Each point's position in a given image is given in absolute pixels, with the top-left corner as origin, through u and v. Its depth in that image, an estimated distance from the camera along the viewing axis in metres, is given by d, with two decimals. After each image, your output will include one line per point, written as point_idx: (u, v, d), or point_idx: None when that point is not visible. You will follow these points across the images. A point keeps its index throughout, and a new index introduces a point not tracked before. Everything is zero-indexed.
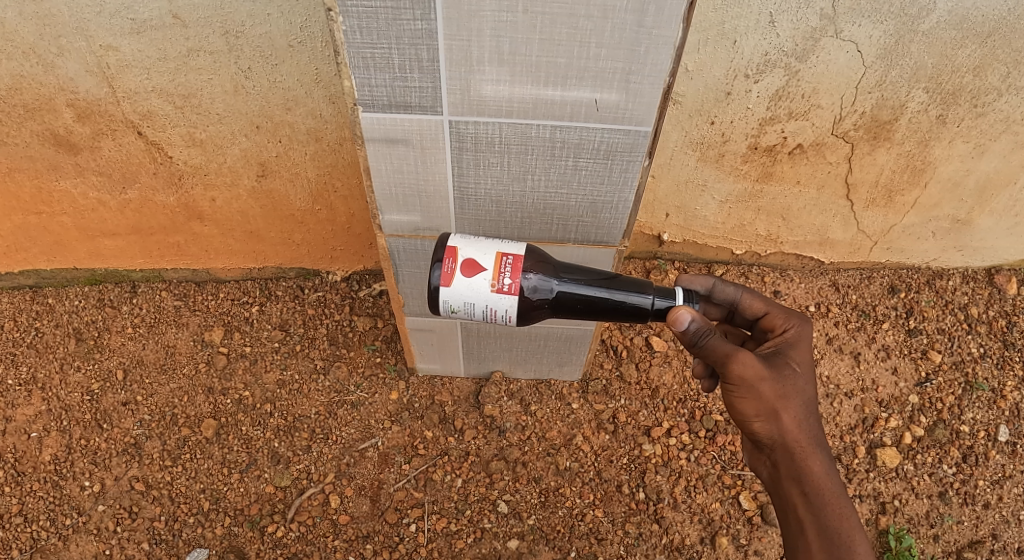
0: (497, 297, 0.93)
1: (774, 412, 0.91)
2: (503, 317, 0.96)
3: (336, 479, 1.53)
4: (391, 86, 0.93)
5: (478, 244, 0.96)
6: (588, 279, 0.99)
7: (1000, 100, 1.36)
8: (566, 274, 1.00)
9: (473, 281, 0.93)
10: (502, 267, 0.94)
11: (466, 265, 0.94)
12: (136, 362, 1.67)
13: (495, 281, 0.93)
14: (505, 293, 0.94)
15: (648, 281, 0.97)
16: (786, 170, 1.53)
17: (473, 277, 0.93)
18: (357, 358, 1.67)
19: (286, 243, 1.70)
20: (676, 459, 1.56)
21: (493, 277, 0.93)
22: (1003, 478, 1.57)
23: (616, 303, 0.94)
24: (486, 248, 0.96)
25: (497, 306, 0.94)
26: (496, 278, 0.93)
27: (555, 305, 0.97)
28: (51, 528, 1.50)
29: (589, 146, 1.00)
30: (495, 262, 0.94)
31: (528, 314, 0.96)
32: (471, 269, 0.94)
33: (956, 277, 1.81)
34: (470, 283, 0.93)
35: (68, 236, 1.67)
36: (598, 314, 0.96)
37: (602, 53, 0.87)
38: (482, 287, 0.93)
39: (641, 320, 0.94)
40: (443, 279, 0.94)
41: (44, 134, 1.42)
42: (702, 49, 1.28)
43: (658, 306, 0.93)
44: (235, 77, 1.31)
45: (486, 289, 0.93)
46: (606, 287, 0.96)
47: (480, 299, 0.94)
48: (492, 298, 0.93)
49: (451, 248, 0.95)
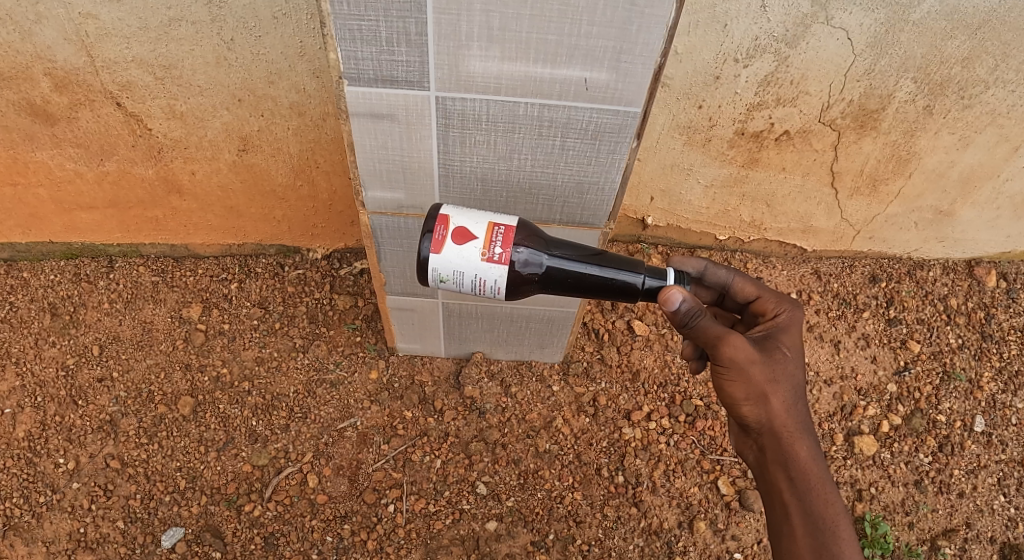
0: (487, 266, 0.92)
1: (764, 396, 0.91)
2: (492, 289, 0.95)
3: (315, 459, 1.52)
4: (377, 59, 0.91)
5: (470, 213, 0.95)
6: (578, 255, 0.98)
7: (987, 92, 1.37)
8: (556, 248, 0.99)
9: (464, 249, 0.92)
10: (494, 236, 0.93)
11: (457, 233, 0.93)
12: (112, 338, 1.64)
13: (486, 251, 0.92)
14: (495, 262, 0.93)
15: (639, 259, 0.96)
16: (772, 157, 1.53)
17: (464, 245, 0.92)
18: (337, 337, 1.65)
19: (266, 219, 1.68)
20: (655, 443, 1.57)
21: (483, 249, 0.92)
22: (978, 468, 1.60)
23: (606, 280, 0.93)
24: (478, 218, 0.95)
25: (486, 277, 0.93)
26: (487, 247, 0.93)
27: (544, 280, 0.96)
28: (24, 505, 1.48)
29: (577, 126, 0.99)
30: (486, 231, 0.93)
31: (517, 287, 0.95)
32: (462, 237, 0.93)
33: (937, 268, 1.83)
34: (460, 251, 0.92)
35: (44, 209, 1.63)
36: (587, 291, 0.95)
37: (594, 31, 0.86)
38: (473, 255, 0.92)
39: (631, 299, 0.94)
40: (433, 246, 0.93)
41: (20, 103, 1.38)
42: (693, 32, 1.27)
43: (649, 285, 0.92)
44: (217, 48, 1.28)
45: (477, 258, 0.92)
46: (598, 263, 0.95)
47: (469, 268, 0.92)
48: (482, 267, 0.92)
49: (442, 215, 0.94)
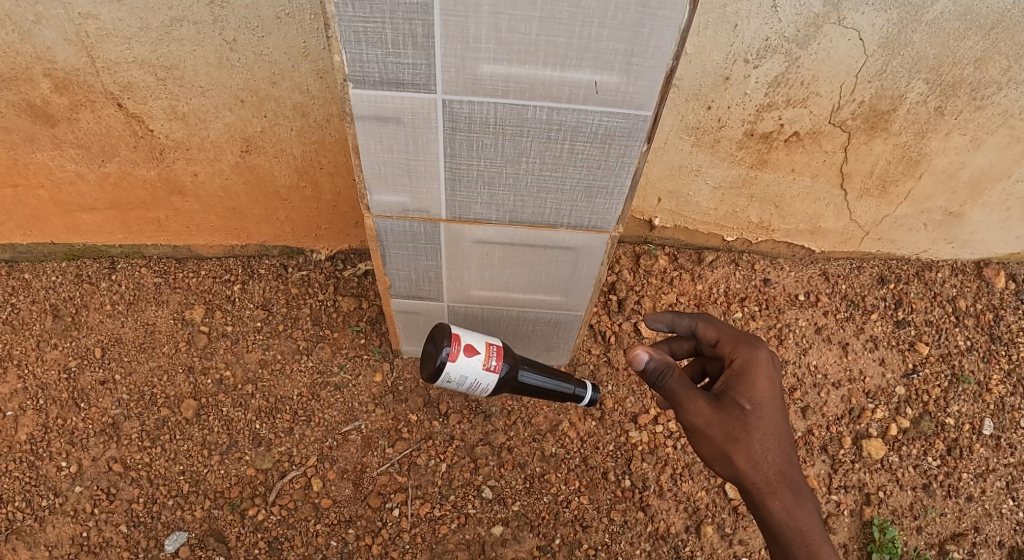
0: (486, 374, 1.16)
1: (728, 456, 0.91)
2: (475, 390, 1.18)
3: (319, 463, 1.51)
4: (383, 62, 0.89)
5: (472, 333, 1.17)
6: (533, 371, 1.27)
7: (999, 93, 1.35)
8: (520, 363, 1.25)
9: (472, 359, 1.14)
10: (491, 352, 1.17)
11: (468, 348, 1.14)
12: (114, 340, 1.63)
13: (487, 362, 1.16)
14: (492, 371, 1.17)
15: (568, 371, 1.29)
16: (781, 158, 1.51)
17: (473, 357, 1.14)
18: (341, 339, 1.64)
19: (269, 220, 1.66)
20: (662, 447, 1.55)
21: (488, 359, 1.16)
22: (987, 471, 1.59)
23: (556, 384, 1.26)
24: (479, 336, 1.17)
25: (481, 382, 1.17)
26: (487, 359, 1.16)
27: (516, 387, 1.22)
28: (27, 509, 1.48)
29: (587, 129, 0.98)
30: (486, 347, 1.17)
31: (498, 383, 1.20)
32: (472, 351, 1.14)
33: (946, 269, 1.81)
34: (469, 361, 1.14)
35: (44, 210, 1.61)
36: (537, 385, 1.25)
37: (604, 34, 0.84)
38: (478, 364, 1.14)
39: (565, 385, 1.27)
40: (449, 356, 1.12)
41: (20, 104, 1.36)
42: (702, 32, 1.25)
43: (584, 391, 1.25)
44: (219, 48, 1.26)
45: (480, 366, 1.15)
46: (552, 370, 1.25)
47: (473, 374, 1.15)
48: (482, 374, 1.15)
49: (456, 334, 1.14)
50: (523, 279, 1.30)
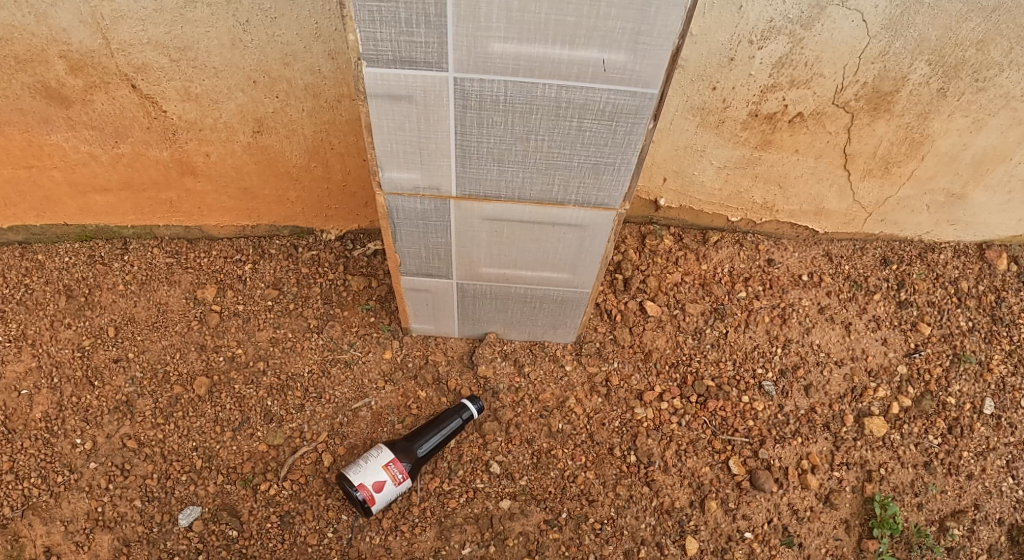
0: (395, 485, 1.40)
1: None
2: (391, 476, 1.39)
3: (329, 438, 1.54)
4: (397, 40, 0.91)
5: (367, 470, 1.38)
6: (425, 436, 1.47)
7: (1001, 75, 1.37)
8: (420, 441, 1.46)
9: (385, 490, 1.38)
10: (393, 473, 1.39)
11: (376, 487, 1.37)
12: (127, 319, 1.66)
13: (395, 481, 1.39)
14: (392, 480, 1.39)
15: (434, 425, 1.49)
16: (785, 138, 1.53)
17: (383, 489, 1.38)
18: (351, 317, 1.67)
19: (280, 200, 1.69)
20: (667, 423, 1.58)
21: (394, 479, 1.39)
22: (987, 450, 1.62)
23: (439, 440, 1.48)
24: (373, 469, 1.38)
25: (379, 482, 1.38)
26: (394, 480, 1.39)
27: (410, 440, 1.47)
28: (42, 485, 1.50)
29: (595, 107, 1.00)
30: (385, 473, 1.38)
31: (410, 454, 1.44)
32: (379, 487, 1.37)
33: (948, 251, 1.83)
34: (384, 492, 1.38)
35: (58, 191, 1.64)
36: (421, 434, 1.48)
37: (612, 12, 0.85)
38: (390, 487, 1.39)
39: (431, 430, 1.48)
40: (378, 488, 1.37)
41: (35, 86, 1.38)
42: (708, 14, 1.26)
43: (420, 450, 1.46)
44: (233, 30, 1.28)
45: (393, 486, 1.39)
46: (436, 433, 1.48)
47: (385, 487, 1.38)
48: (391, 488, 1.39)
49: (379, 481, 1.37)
50: (530, 257, 1.33)
